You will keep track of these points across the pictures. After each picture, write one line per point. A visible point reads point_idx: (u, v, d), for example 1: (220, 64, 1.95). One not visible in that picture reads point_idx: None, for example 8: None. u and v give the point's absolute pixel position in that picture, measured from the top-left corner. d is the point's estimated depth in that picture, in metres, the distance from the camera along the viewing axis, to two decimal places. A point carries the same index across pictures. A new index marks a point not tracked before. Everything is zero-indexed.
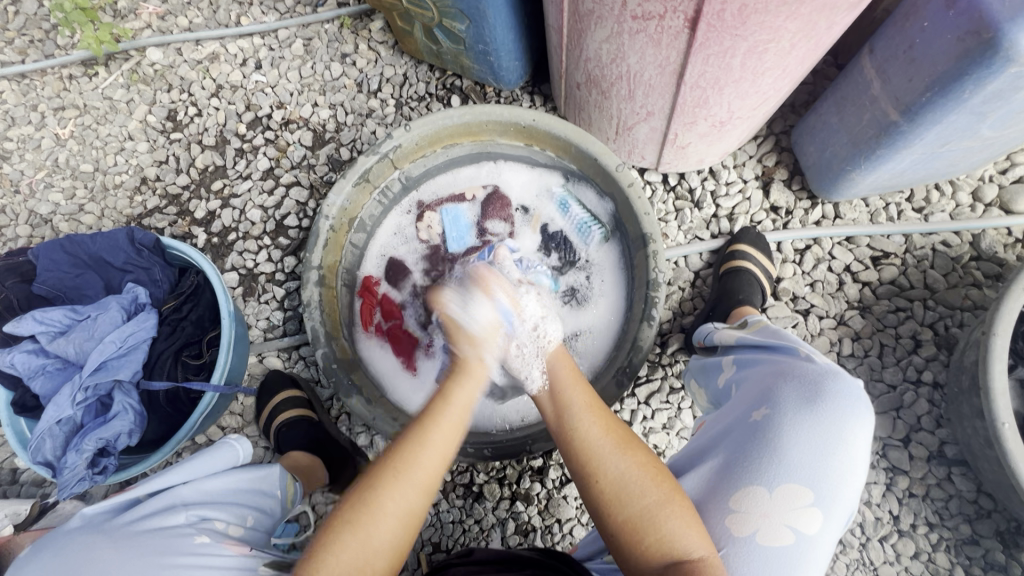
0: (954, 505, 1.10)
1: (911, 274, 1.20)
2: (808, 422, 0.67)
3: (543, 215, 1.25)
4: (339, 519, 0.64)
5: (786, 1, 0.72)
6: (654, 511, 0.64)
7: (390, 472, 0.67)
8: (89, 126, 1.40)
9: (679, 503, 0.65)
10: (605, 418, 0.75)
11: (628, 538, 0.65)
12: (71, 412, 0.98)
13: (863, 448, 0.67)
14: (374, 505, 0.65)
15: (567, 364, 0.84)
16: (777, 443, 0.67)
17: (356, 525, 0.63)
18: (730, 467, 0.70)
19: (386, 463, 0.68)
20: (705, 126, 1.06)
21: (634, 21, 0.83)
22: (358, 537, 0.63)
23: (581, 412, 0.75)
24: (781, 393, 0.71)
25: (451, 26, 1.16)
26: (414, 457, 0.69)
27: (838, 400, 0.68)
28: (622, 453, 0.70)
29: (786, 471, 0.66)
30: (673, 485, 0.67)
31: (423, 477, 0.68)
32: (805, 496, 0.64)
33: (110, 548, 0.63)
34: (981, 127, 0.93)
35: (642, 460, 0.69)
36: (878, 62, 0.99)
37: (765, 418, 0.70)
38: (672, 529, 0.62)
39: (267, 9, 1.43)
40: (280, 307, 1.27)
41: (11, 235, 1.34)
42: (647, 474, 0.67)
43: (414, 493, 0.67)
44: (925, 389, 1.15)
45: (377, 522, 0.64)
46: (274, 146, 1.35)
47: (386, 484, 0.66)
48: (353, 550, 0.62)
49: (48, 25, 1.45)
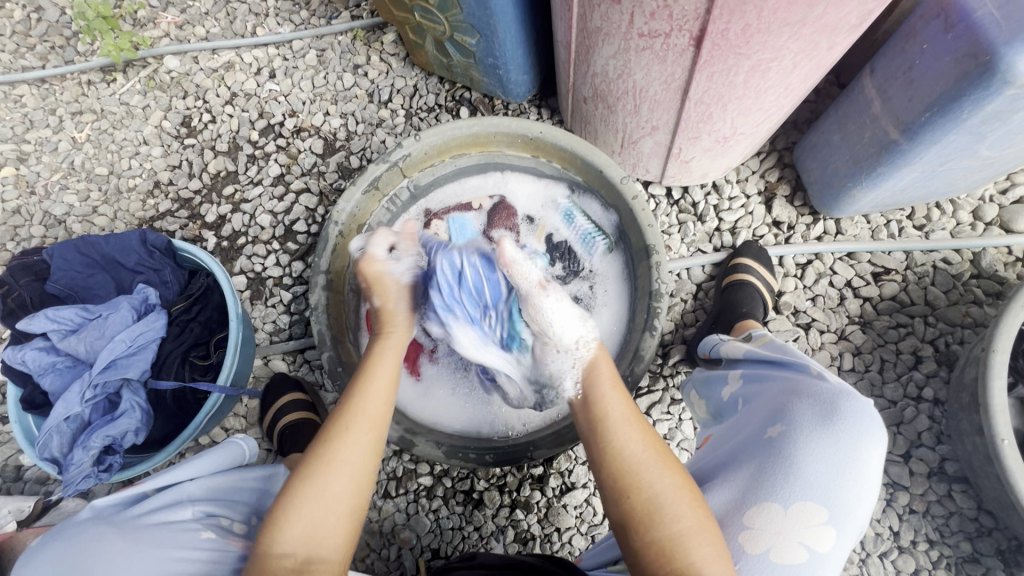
0: (955, 522, 1.10)
1: (912, 290, 1.21)
2: (821, 442, 0.68)
3: (547, 225, 1.27)
4: (295, 476, 0.71)
5: (788, 21, 0.74)
6: (688, 536, 0.64)
7: (337, 426, 0.75)
8: (106, 130, 1.43)
9: (711, 531, 0.65)
10: (648, 436, 0.76)
11: (653, 557, 0.65)
12: (79, 409, 0.99)
13: (877, 467, 0.68)
14: (328, 457, 0.72)
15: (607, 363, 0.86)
16: (790, 461, 0.68)
17: (313, 479, 0.70)
18: (745, 484, 0.71)
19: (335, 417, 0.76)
20: (708, 141, 1.08)
21: (641, 39, 0.85)
22: (313, 491, 0.69)
23: (625, 424, 0.77)
24: (796, 411, 0.71)
25: (462, 40, 1.19)
26: (360, 408, 0.77)
27: (852, 420, 0.68)
28: (663, 471, 0.70)
29: (797, 489, 0.67)
30: (706, 510, 0.67)
31: (371, 422, 0.76)
32: (818, 514, 0.65)
33: (117, 538, 0.65)
34: (980, 147, 0.94)
35: (679, 479, 0.70)
36: (878, 82, 1.01)
37: (780, 435, 0.70)
38: (702, 556, 0.63)
39: (282, 21, 1.47)
40: (287, 311, 1.29)
41: (26, 235, 1.36)
42: (682, 496, 0.68)
43: (363, 441, 0.74)
44: (925, 405, 1.15)
45: (331, 475, 0.70)
46: (285, 153, 1.38)
47: (333, 438, 0.74)
48: (310, 504, 0.68)
49: (69, 32, 1.49)
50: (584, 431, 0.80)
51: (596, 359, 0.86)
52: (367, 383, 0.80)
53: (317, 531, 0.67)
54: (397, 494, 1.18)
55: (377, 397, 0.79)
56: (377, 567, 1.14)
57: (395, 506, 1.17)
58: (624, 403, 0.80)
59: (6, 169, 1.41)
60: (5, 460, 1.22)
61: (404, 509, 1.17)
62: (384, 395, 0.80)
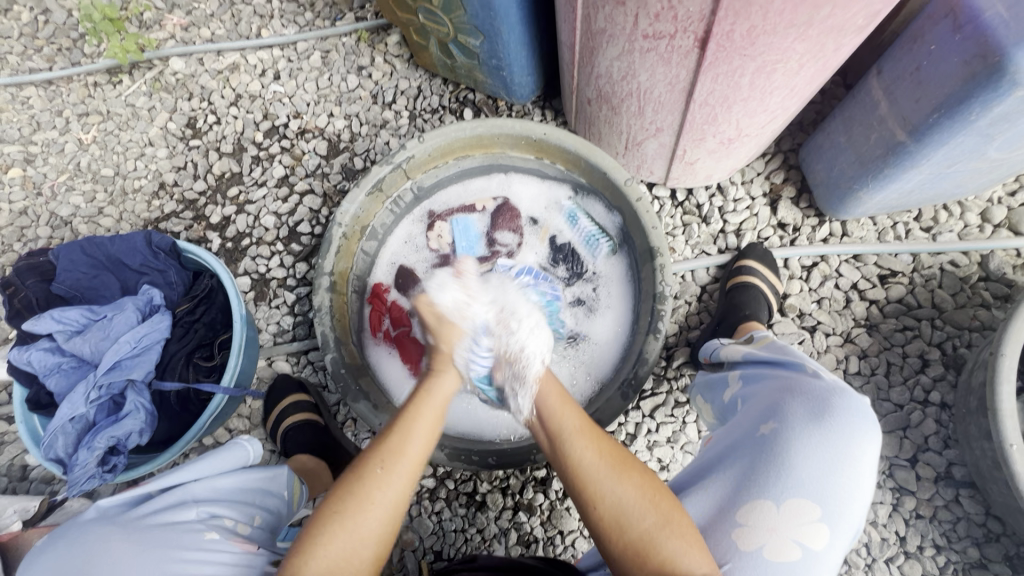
0: (962, 527, 1.09)
1: (919, 293, 1.20)
2: (815, 438, 0.68)
3: (551, 227, 1.27)
4: (327, 510, 0.67)
5: (794, 23, 0.74)
6: (658, 534, 0.65)
7: (379, 465, 0.71)
8: (112, 131, 1.43)
9: (678, 524, 0.66)
10: (599, 442, 0.77)
11: (630, 560, 0.66)
12: (84, 409, 0.99)
13: (870, 465, 0.68)
14: (365, 496, 0.68)
15: (553, 388, 0.86)
16: (784, 458, 0.68)
17: (335, 516, 0.66)
18: (738, 480, 0.70)
19: (374, 453, 0.72)
20: (713, 143, 1.08)
21: (645, 40, 0.85)
22: (342, 526, 0.65)
23: (573, 437, 0.78)
24: (789, 408, 0.72)
25: (465, 41, 1.19)
26: (398, 449, 0.73)
27: (845, 416, 0.69)
28: (619, 477, 0.71)
29: (790, 485, 0.66)
30: (671, 504, 0.68)
31: (407, 466, 0.71)
32: (811, 511, 0.65)
33: (121, 539, 0.65)
34: (989, 148, 0.93)
35: (638, 483, 0.70)
36: (885, 83, 1.01)
37: (772, 432, 0.70)
38: (673, 551, 0.63)
39: (287, 22, 1.47)
40: (290, 312, 1.29)
41: (32, 236, 1.37)
42: (645, 497, 0.69)
43: (400, 482, 0.70)
44: (932, 409, 1.14)
45: (364, 513, 0.67)
46: (289, 154, 1.38)
47: (371, 474, 0.70)
48: (341, 539, 0.64)
49: (76, 34, 1.50)
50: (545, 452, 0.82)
51: (542, 388, 0.86)
52: (409, 421, 0.77)
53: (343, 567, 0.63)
54: None
55: (419, 438, 0.76)
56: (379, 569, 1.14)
57: None
58: (579, 418, 0.81)
59: (13, 170, 1.42)
60: (10, 460, 1.22)
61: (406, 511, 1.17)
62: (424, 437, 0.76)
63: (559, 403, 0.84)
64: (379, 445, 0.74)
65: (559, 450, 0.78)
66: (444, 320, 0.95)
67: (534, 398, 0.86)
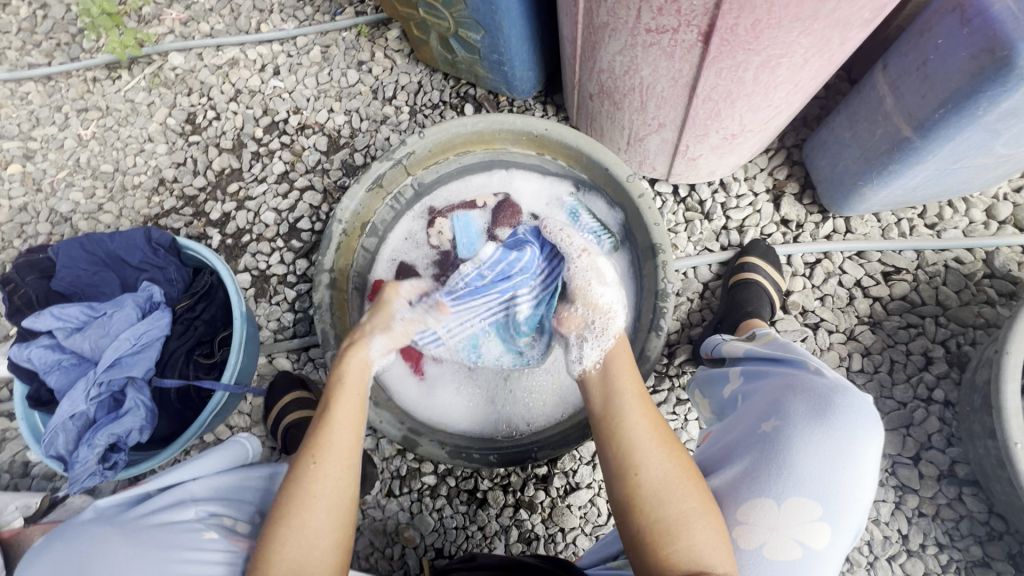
0: (965, 526, 1.08)
1: (923, 290, 1.19)
2: (815, 437, 0.67)
3: (552, 223, 1.23)
4: (275, 514, 0.69)
5: (799, 17, 0.73)
6: (692, 520, 0.65)
7: (309, 460, 0.72)
8: (111, 127, 1.43)
9: (714, 516, 0.66)
10: (653, 415, 0.76)
11: (651, 539, 0.65)
12: (84, 407, 0.99)
13: (871, 464, 0.67)
14: (303, 490, 0.70)
15: (625, 352, 0.86)
16: (785, 456, 0.67)
17: (286, 515, 0.68)
18: (737, 478, 0.70)
19: (304, 448, 0.74)
20: (716, 138, 1.07)
21: (648, 34, 0.84)
22: (290, 524, 0.68)
23: (632, 402, 0.77)
24: (791, 406, 0.71)
25: (466, 36, 1.18)
26: (326, 439, 0.74)
27: (847, 414, 0.68)
28: (669, 452, 0.71)
29: (791, 484, 0.66)
30: (708, 495, 0.68)
31: (338, 456, 0.73)
32: (812, 510, 0.65)
33: (117, 539, 0.65)
34: (995, 144, 0.92)
35: (683, 464, 0.70)
36: (891, 78, 0.99)
37: (774, 430, 0.70)
38: (701, 542, 0.63)
39: (286, 17, 1.46)
40: (291, 309, 1.29)
41: (32, 232, 1.36)
42: (686, 478, 0.68)
43: (336, 472, 0.72)
44: (936, 407, 1.14)
45: (307, 509, 0.69)
46: (289, 150, 1.37)
47: (304, 470, 0.72)
48: (293, 539, 0.67)
49: (75, 29, 1.49)
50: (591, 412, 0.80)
51: (617, 347, 0.86)
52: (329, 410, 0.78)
53: (304, 562, 0.66)
54: (400, 493, 1.17)
55: (345, 426, 0.77)
56: (380, 566, 1.14)
57: (398, 504, 1.17)
58: (635, 385, 0.80)
59: (12, 166, 1.41)
60: (12, 456, 1.22)
61: (407, 508, 1.16)
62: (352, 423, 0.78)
63: (621, 369, 0.83)
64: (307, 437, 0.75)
65: (613, 410, 0.77)
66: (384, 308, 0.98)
67: (605, 353, 0.86)
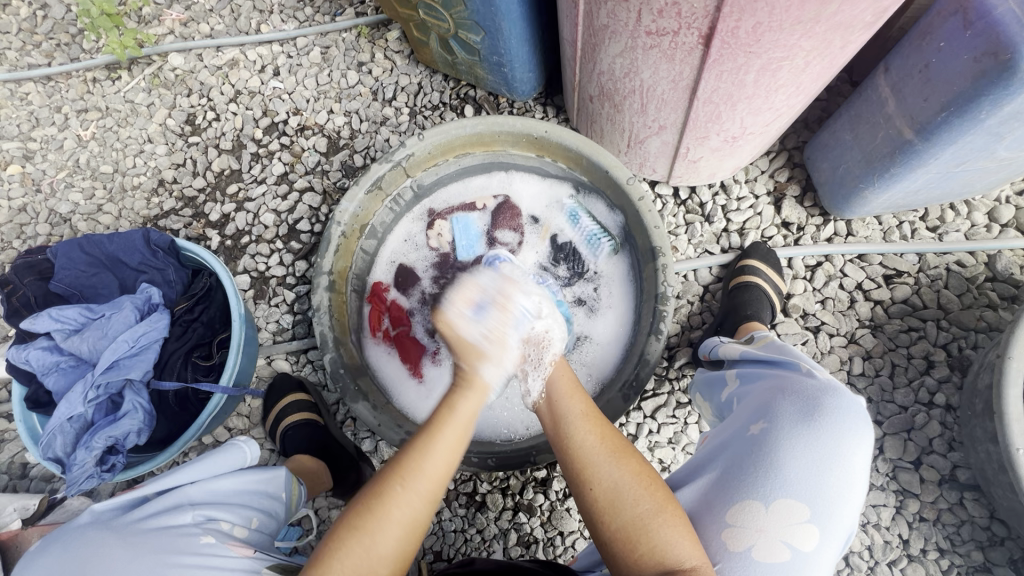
0: (966, 531, 1.08)
1: (924, 293, 1.19)
2: (804, 439, 0.67)
3: (552, 226, 1.25)
4: (343, 533, 0.65)
5: (800, 20, 0.73)
6: (650, 521, 0.65)
7: (395, 484, 0.67)
8: (111, 128, 1.43)
9: (672, 511, 0.66)
10: (601, 427, 0.76)
11: (620, 546, 0.66)
12: (82, 409, 0.99)
13: (862, 466, 0.67)
14: (381, 514, 0.66)
15: (565, 373, 0.84)
16: (772, 458, 0.67)
17: (353, 540, 0.64)
18: (727, 480, 0.69)
19: (389, 473, 0.68)
20: (717, 141, 1.06)
21: (648, 37, 0.84)
22: (359, 547, 0.64)
23: (577, 419, 0.76)
24: (780, 408, 0.71)
25: (466, 37, 1.17)
26: (420, 467, 0.69)
27: (836, 416, 0.68)
28: (617, 461, 0.71)
29: (780, 486, 0.65)
30: (667, 495, 0.68)
31: (425, 488, 0.68)
32: (800, 513, 0.64)
33: (115, 543, 0.65)
34: (998, 147, 0.92)
35: (636, 469, 0.70)
36: (893, 81, 0.99)
37: (762, 432, 0.70)
38: (664, 538, 0.64)
39: (286, 18, 1.46)
40: (290, 311, 1.28)
41: (31, 233, 1.36)
42: (641, 483, 0.68)
43: (419, 505, 0.67)
44: (937, 411, 1.13)
45: (377, 535, 0.65)
46: (288, 152, 1.37)
47: (389, 492, 0.67)
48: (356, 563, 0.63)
49: (75, 30, 1.49)
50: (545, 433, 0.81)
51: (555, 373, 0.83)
52: (432, 437, 0.71)
53: None
54: None
55: (442, 454, 0.71)
56: None
57: None
58: (580, 401, 0.80)
59: (12, 166, 1.41)
60: (11, 458, 1.22)
61: None
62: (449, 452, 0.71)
63: (566, 387, 0.81)
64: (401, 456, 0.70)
65: (561, 429, 0.77)
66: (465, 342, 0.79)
67: (545, 381, 0.83)
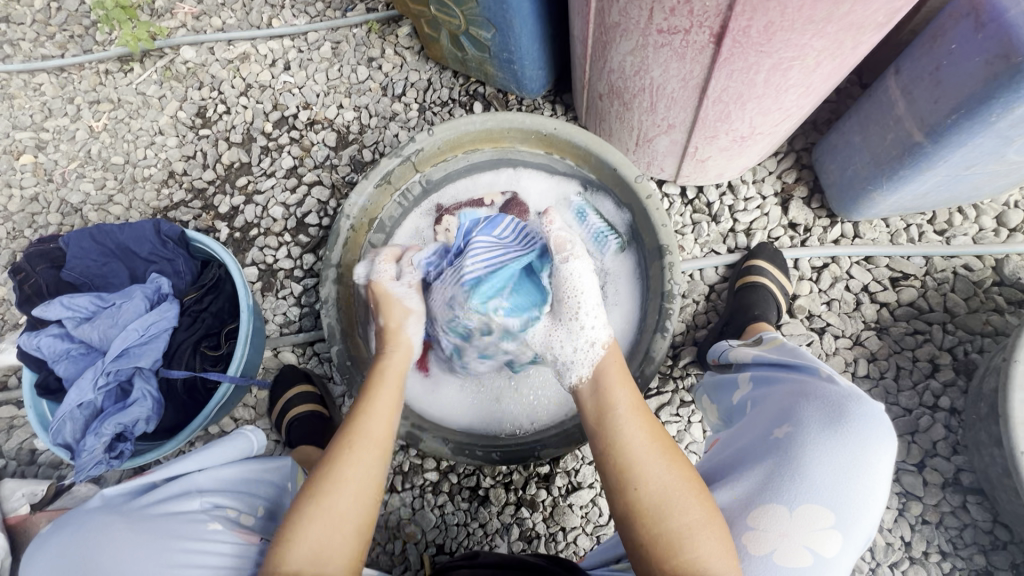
0: (969, 534, 1.07)
1: (931, 296, 1.19)
2: (828, 445, 0.67)
3: (559, 223, 1.23)
4: (301, 497, 0.70)
5: (812, 19, 0.73)
6: (696, 531, 0.65)
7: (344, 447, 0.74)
8: (122, 120, 1.44)
9: (716, 523, 0.66)
10: (648, 425, 0.77)
11: (658, 551, 0.66)
12: (92, 396, 1.00)
13: (885, 473, 0.67)
14: (343, 482, 0.71)
15: (617, 359, 0.86)
16: (798, 463, 0.68)
17: (311, 503, 0.69)
18: (751, 484, 0.70)
19: (337, 440, 0.76)
20: (726, 140, 1.06)
21: (660, 35, 0.84)
22: (318, 510, 0.69)
23: (627, 416, 0.78)
24: (804, 413, 0.71)
25: (477, 34, 1.18)
26: (363, 427, 0.77)
27: (860, 422, 0.68)
28: (666, 462, 0.72)
29: (804, 492, 0.66)
30: (711, 503, 0.68)
31: (371, 447, 0.75)
32: (824, 518, 0.65)
33: (122, 526, 0.66)
34: (1007, 151, 0.92)
35: (683, 475, 0.70)
36: (903, 83, 0.99)
37: (787, 436, 0.70)
38: (706, 550, 0.64)
39: (297, 13, 1.47)
40: (297, 303, 1.30)
41: (43, 222, 1.38)
42: (686, 491, 0.69)
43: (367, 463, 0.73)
44: (941, 414, 1.13)
45: (334, 495, 0.70)
46: (298, 145, 1.38)
47: (338, 457, 0.73)
48: (323, 527, 0.68)
49: (88, 22, 1.50)
50: (589, 423, 0.81)
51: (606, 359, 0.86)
52: (369, 404, 0.80)
53: (324, 549, 0.66)
54: (403, 489, 1.17)
55: (383, 418, 0.79)
56: (381, 561, 1.14)
57: (400, 500, 1.17)
58: (631, 398, 0.81)
59: (25, 156, 1.42)
60: (19, 444, 1.23)
61: (409, 504, 1.17)
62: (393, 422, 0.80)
63: (617, 379, 0.84)
64: (353, 426, 0.77)
65: (609, 425, 0.78)
66: (389, 298, 0.97)
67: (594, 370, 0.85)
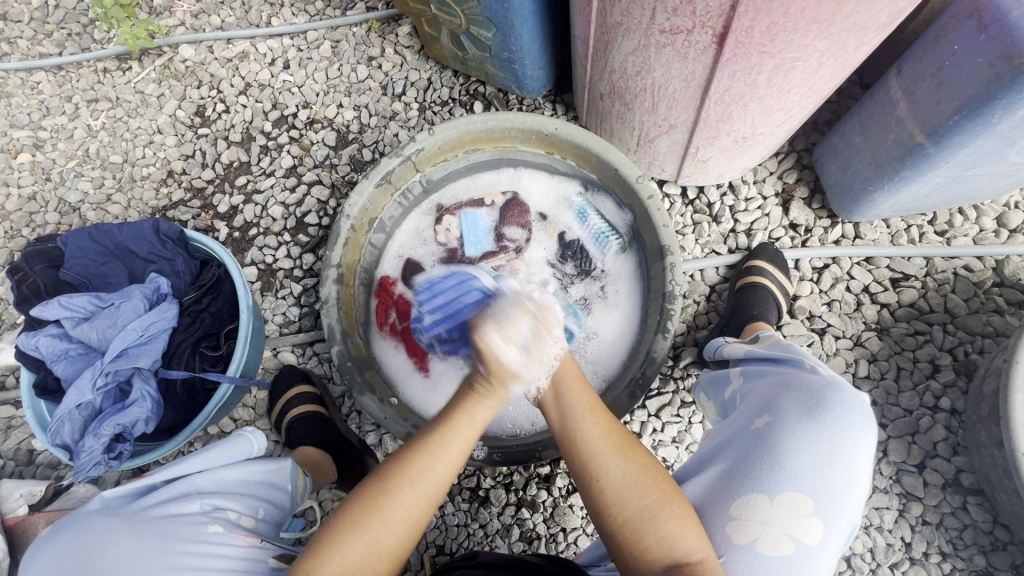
0: (969, 534, 1.08)
1: (931, 297, 1.19)
2: (808, 432, 0.68)
3: (560, 223, 1.25)
4: (342, 521, 0.64)
5: (815, 19, 0.72)
6: (658, 516, 0.65)
7: (404, 477, 0.66)
8: (120, 118, 1.43)
9: (677, 503, 0.67)
10: (603, 418, 0.73)
11: (626, 540, 0.66)
12: (91, 396, 0.99)
13: (866, 461, 0.68)
14: (382, 508, 0.64)
15: (569, 360, 0.79)
16: (778, 451, 0.68)
17: (348, 537, 0.63)
18: (733, 474, 0.70)
19: (400, 465, 0.66)
20: (727, 141, 1.06)
21: (662, 35, 0.83)
22: (356, 545, 0.63)
23: (582, 411, 0.74)
24: (784, 402, 0.71)
25: (478, 34, 1.17)
26: (429, 464, 0.67)
27: (839, 411, 0.69)
28: (622, 458, 0.69)
29: (786, 480, 0.66)
30: (672, 487, 0.68)
31: (434, 487, 0.67)
32: (805, 506, 0.65)
33: (123, 531, 0.65)
34: (1008, 153, 0.92)
35: (642, 463, 0.69)
36: (905, 83, 0.99)
37: (765, 426, 0.70)
38: (672, 532, 0.64)
39: (297, 11, 1.46)
40: (296, 303, 1.29)
41: (40, 222, 1.37)
42: (646, 476, 0.68)
43: (420, 502, 0.66)
44: (942, 415, 1.13)
45: (377, 526, 0.64)
46: (297, 145, 1.37)
47: (398, 488, 0.65)
48: (350, 559, 0.62)
49: (86, 20, 1.49)
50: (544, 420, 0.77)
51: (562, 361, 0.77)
52: (450, 430, 0.69)
53: None
54: None
55: (453, 452, 0.69)
56: None
57: None
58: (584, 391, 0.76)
59: (23, 155, 1.42)
60: (17, 444, 1.23)
61: None
62: (460, 451, 0.69)
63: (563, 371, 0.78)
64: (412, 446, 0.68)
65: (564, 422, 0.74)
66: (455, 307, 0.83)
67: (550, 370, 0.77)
